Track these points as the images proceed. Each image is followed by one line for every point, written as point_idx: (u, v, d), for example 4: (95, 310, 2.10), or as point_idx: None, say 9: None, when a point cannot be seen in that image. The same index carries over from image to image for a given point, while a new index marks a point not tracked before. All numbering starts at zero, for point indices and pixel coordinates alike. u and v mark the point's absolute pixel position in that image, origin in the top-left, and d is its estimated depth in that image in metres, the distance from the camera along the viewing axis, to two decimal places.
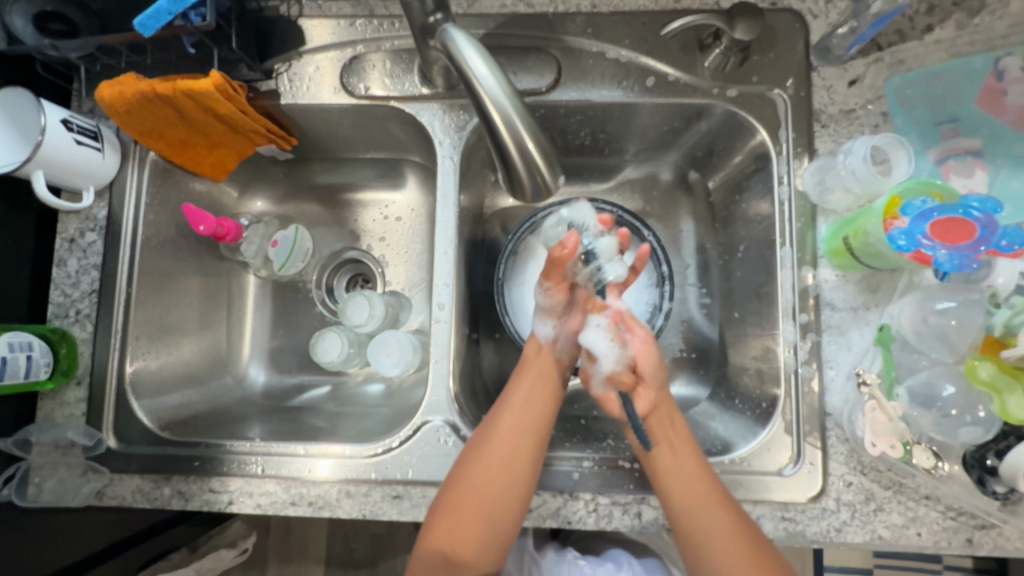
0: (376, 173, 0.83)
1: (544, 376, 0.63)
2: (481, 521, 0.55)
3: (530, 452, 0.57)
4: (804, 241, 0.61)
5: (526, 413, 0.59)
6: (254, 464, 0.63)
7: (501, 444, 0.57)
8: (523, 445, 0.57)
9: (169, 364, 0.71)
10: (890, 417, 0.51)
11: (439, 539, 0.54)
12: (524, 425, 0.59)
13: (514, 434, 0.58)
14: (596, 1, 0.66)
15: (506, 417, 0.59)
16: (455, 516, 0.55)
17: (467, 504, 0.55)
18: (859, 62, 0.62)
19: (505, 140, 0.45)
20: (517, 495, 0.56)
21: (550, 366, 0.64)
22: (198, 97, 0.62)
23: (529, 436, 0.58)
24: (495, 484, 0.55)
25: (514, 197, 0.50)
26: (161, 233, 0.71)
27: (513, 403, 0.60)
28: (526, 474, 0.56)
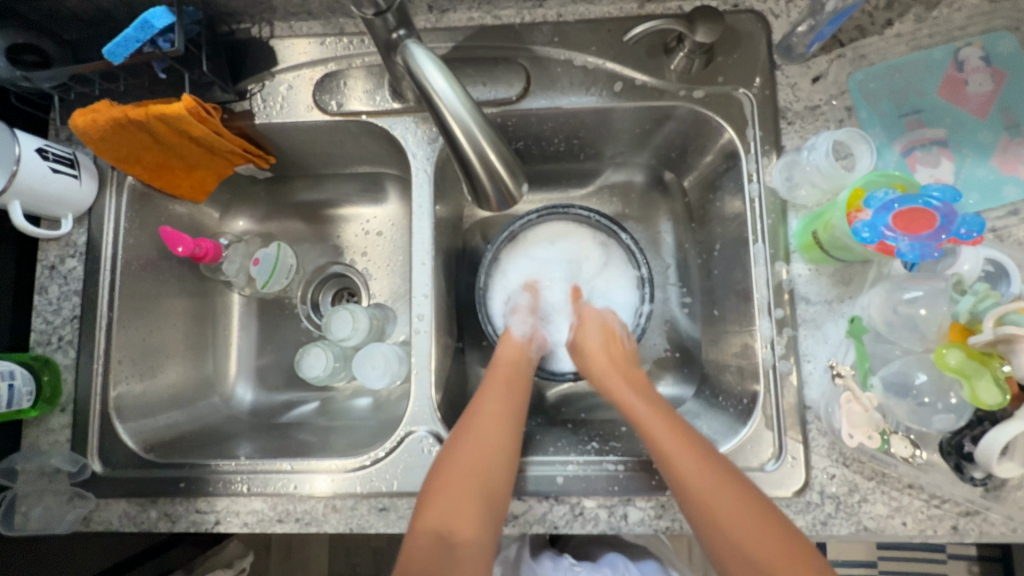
0: (357, 188, 0.84)
1: (512, 363, 0.67)
2: (472, 493, 0.54)
3: (512, 427, 0.60)
4: (775, 237, 0.61)
5: (506, 397, 0.62)
6: (240, 482, 0.63)
7: (482, 421, 0.59)
8: (503, 420, 0.60)
9: (154, 387, 0.72)
10: (866, 407, 0.51)
11: (434, 516, 0.52)
12: (500, 403, 0.61)
13: (493, 412, 0.60)
14: (562, 10, 0.67)
15: (486, 398, 0.62)
16: (444, 491, 0.54)
17: (454, 475, 0.55)
18: (822, 59, 0.63)
19: (467, 153, 0.47)
20: (501, 466, 0.56)
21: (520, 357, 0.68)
22: (171, 121, 0.63)
23: (509, 414, 0.61)
24: (483, 456, 0.56)
25: (480, 207, 0.52)
26: (141, 256, 0.71)
27: (490, 390, 0.63)
28: (506, 445, 0.58)
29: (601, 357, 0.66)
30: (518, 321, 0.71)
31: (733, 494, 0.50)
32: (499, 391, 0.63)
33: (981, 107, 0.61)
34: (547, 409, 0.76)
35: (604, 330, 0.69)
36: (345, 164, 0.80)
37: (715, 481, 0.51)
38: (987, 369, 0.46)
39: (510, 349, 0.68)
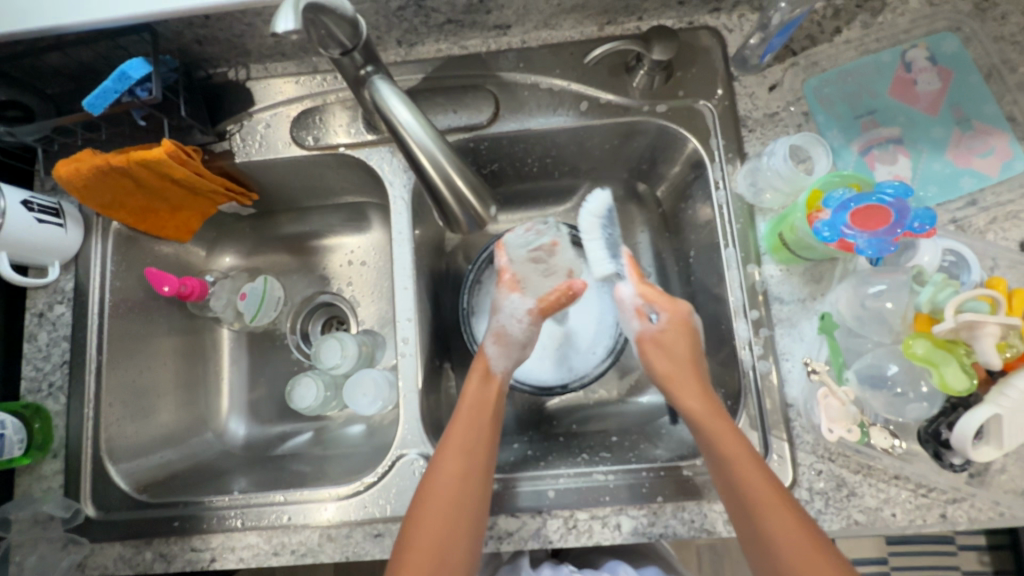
0: (341, 218, 0.86)
1: (479, 407, 0.60)
2: (445, 564, 0.52)
3: (476, 488, 0.55)
4: (745, 241, 0.63)
5: (471, 452, 0.57)
6: (234, 517, 0.63)
7: (445, 486, 0.55)
8: (470, 481, 0.55)
9: (146, 427, 0.72)
10: (843, 402, 0.52)
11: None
12: (468, 459, 0.56)
13: (459, 472, 0.55)
14: (526, 37, 0.70)
15: (449, 454, 0.57)
16: (413, 562, 0.51)
17: (420, 549, 0.52)
18: (776, 68, 0.66)
19: (435, 180, 0.48)
20: (468, 531, 0.53)
21: (489, 395, 0.61)
22: (153, 166, 0.64)
23: (472, 472, 0.56)
24: (442, 523, 0.53)
25: (451, 230, 0.53)
26: (129, 298, 0.72)
27: (455, 444, 0.57)
28: (475, 507, 0.55)
29: (666, 365, 0.60)
30: (489, 346, 0.65)
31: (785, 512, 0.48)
32: (469, 440, 0.58)
33: (931, 105, 0.64)
34: (539, 424, 0.76)
35: (693, 340, 0.61)
36: (328, 196, 0.82)
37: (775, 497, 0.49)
38: (953, 356, 0.47)
39: (483, 388, 0.62)
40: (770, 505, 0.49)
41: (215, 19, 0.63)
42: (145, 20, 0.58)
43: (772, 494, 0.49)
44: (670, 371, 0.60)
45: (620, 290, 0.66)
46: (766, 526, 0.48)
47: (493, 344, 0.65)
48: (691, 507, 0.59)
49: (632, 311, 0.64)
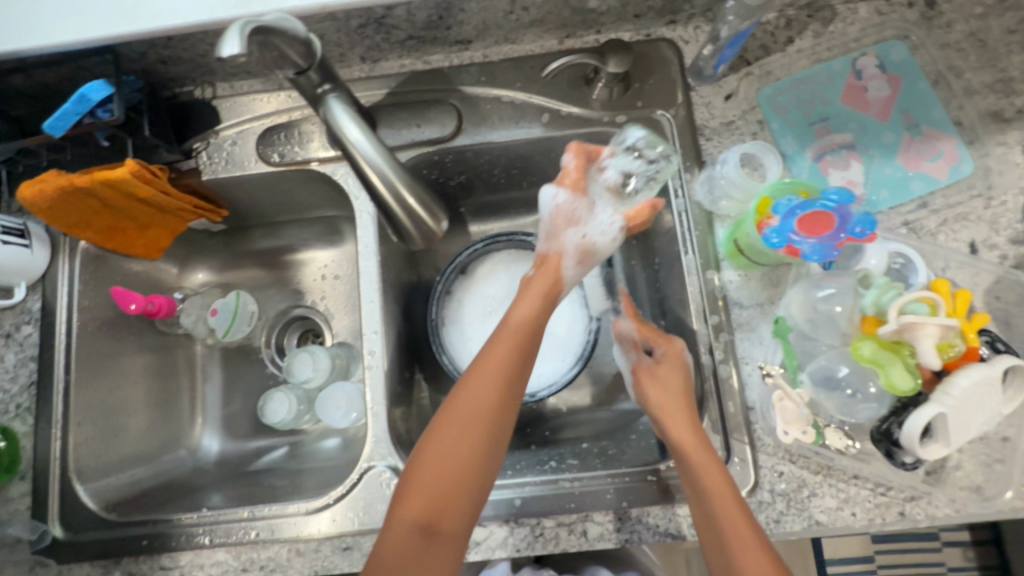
0: (313, 232, 0.86)
1: (525, 329, 0.58)
2: (455, 488, 0.51)
3: (507, 413, 0.55)
4: (704, 247, 0.64)
5: (509, 374, 0.55)
6: (203, 534, 0.63)
7: (476, 406, 0.53)
8: (491, 410, 0.54)
9: (117, 446, 0.72)
10: (797, 404, 0.54)
11: (413, 508, 0.50)
12: (493, 390, 0.54)
13: (480, 402, 0.54)
14: (487, 51, 0.71)
15: (473, 382, 0.54)
16: (422, 485, 0.51)
17: (430, 474, 0.51)
18: (731, 78, 0.68)
19: (383, 196, 0.48)
20: (481, 463, 0.52)
21: (536, 315, 0.60)
22: (117, 185, 0.65)
23: (508, 397, 0.55)
24: (469, 443, 0.52)
25: (407, 245, 0.52)
26: (97, 317, 0.72)
27: (482, 373, 0.55)
28: (491, 440, 0.53)
29: (659, 396, 0.61)
30: (570, 262, 0.64)
31: (761, 559, 0.48)
32: (499, 370, 0.55)
33: (882, 110, 0.66)
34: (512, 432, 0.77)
35: (683, 375, 0.61)
36: (299, 210, 0.83)
37: (753, 542, 0.49)
38: (898, 357, 0.48)
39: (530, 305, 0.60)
40: (746, 546, 0.48)
41: (177, 40, 0.64)
42: (91, 45, 0.58)
43: (750, 539, 0.49)
44: (664, 402, 0.59)
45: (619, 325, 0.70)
46: (741, 564, 0.48)
47: (575, 260, 0.65)
48: (656, 511, 0.60)
49: (630, 344, 0.68)
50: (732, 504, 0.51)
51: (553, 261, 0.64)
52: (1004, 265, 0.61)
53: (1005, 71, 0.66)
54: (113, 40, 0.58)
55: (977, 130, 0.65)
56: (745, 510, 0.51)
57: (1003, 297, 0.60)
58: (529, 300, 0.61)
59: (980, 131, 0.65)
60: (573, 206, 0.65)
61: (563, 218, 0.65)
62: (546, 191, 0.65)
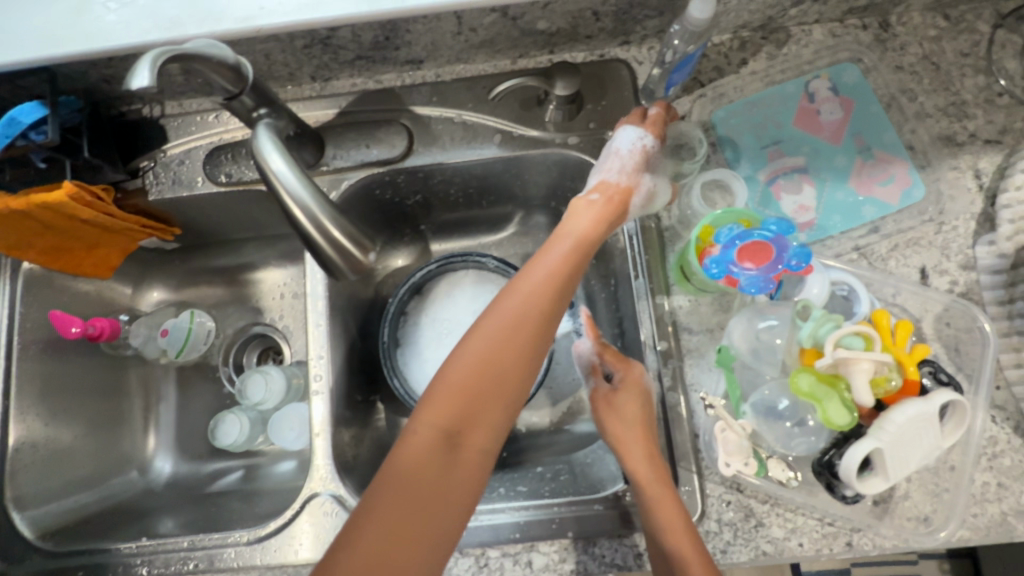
0: (272, 249, 0.85)
1: (577, 245, 0.56)
2: (488, 398, 0.48)
3: (547, 333, 0.52)
4: (653, 271, 0.64)
5: (556, 288, 0.53)
6: (141, 564, 0.61)
7: (518, 315, 0.50)
8: (533, 327, 0.51)
9: (60, 471, 0.70)
10: (739, 435, 0.53)
11: (441, 413, 0.47)
12: (541, 303, 0.51)
13: (524, 314, 0.51)
14: (440, 72, 0.70)
15: (520, 291, 0.52)
16: (453, 389, 0.48)
17: (463, 377, 0.48)
18: (684, 99, 0.67)
19: (307, 228, 0.46)
20: (518, 375, 0.49)
21: (590, 233, 0.57)
22: (54, 208, 0.63)
23: (550, 315, 0.52)
24: (508, 352, 0.49)
25: (337, 280, 0.50)
26: (40, 337, 0.71)
27: (529, 287, 0.52)
28: (532, 353, 0.51)
29: (617, 426, 0.58)
30: (637, 200, 0.62)
31: None
32: (547, 286, 0.52)
33: (834, 134, 0.66)
34: None
35: (642, 402, 0.58)
36: (256, 229, 0.82)
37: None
38: (835, 391, 0.47)
39: (588, 223, 0.58)
40: None
41: (117, 60, 0.63)
42: (17, 67, 0.56)
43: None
44: (622, 435, 0.57)
45: (578, 346, 0.66)
46: None
47: (640, 200, 0.62)
48: (603, 542, 0.59)
49: (590, 368, 0.64)
50: (689, 546, 0.50)
51: (624, 190, 0.60)
52: (953, 293, 0.61)
53: (958, 94, 0.66)
54: (42, 63, 0.56)
55: (930, 153, 0.64)
56: (700, 547, 0.51)
57: (953, 323, 0.59)
58: (582, 218, 0.58)
59: (931, 156, 0.64)
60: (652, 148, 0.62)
61: (642, 159, 0.61)
62: (631, 129, 0.62)
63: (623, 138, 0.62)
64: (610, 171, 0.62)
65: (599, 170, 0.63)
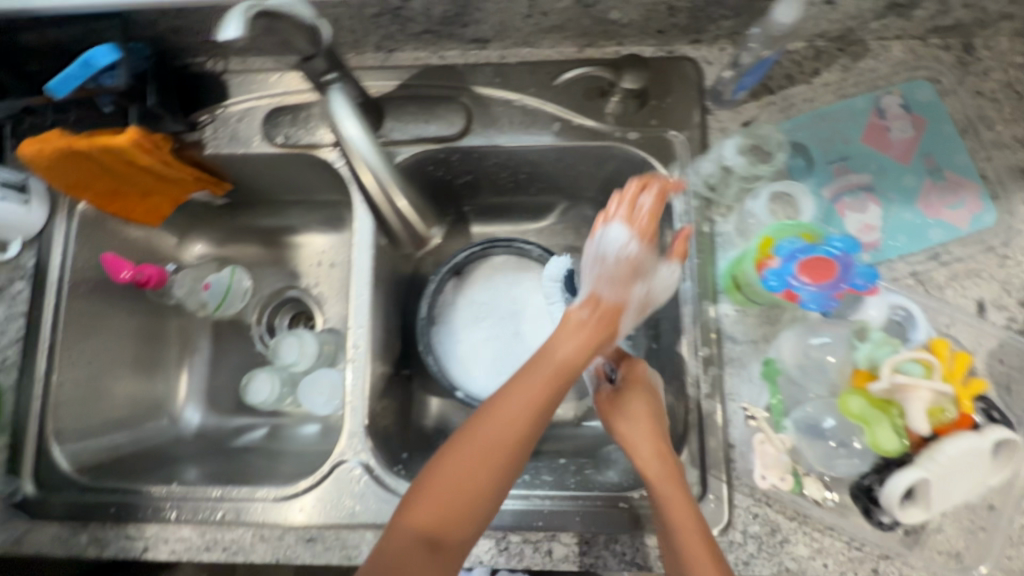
0: (314, 214, 0.86)
1: (563, 367, 0.49)
2: (466, 508, 0.46)
3: (533, 440, 0.49)
4: (702, 276, 0.63)
5: (543, 401, 0.48)
6: (170, 509, 0.63)
7: (501, 432, 0.47)
8: (516, 440, 0.47)
9: (99, 409, 0.72)
10: (778, 449, 0.55)
11: (421, 520, 0.46)
12: (514, 431, 0.47)
13: (506, 431, 0.47)
14: (505, 53, 0.69)
15: (507, 404, 0.48)
16: (432, 498, 0.46)
17: (442, 491, 0.46)
18: (751, 105, 0.65)
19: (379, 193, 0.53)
20: (499, 484, 0.47)
21: (576, 352, 0.49)
22: (117, 152, 0.64)
23: (536, 426, 0.48)
24: (489, 466, 0.47)
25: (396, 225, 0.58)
26: (89, 279, 0.72)
27: (506, 412, 0.48)
28: (515, 460, 0.48)
29: (624, 427, 0.57)
30: (630, 315, 0.53)
31: None
32: (526, 409, 0.47)
33: (904, 153, 0.64)
34: None
35: (650, 398, 0.59)
36: (301, 192, 0.82)
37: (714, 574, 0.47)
38: (885, 416, 0.48)
39: (574, 348, 0.49)
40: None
41: (189, 12, 0.63)
42: (95, 9, 0.57)
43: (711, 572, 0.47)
44: (630, 434, 0.56)
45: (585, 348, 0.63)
46: None
47: (635, 314, 0.54)
48: (624, 539, 0.59)
49: (592, 371, 0.62)
50: (700, 544, 0.49)
51: (616, 309, 0.52)
52: (1010, 329, 0.59)
53: None
54: (119, 8, 0.57)
55: (1002, 184, 0.62)
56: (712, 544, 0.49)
57: (1006, 361, 0.58)
58: (568, 339, 0.50)
59: (1003, 186, 0.62)
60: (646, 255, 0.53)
61: (634, 269, 0.53)
62: (616, 231, 0.53)
63: (611, 244, 0.53)
64: (600, 284, 0.52)
65: (587, 276, 0.53)
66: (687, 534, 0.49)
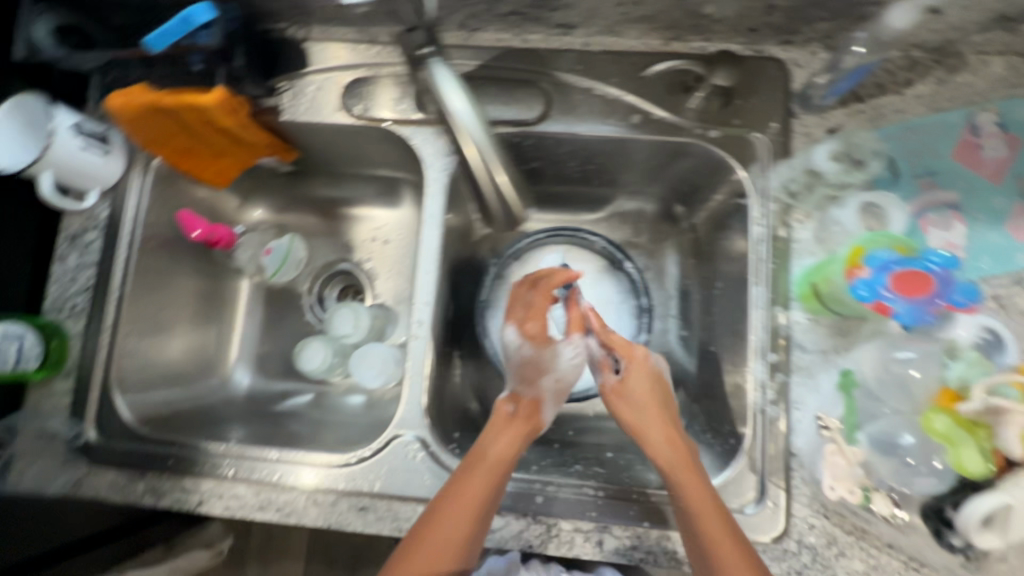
0: (372, 188, 0.85)
1: (497, 461, 0.55)
2: None
3: (483, 525, 0.52)
4: (777, 282, 0.62)
5: (488, 489, 0.53)
6: (227, 466, 0.64)
7: (451, 522, 0.50)
8: (467, 528, 0.50)
9: (158, 362, 0.73)
10: (849, 461, 0.53)
11: None
12: (467, 523, 0.51)
13: (457, 521, 0.50)
14: (588, 40, 0.69)
15: (456, 493, 0.52)
16: None
17: None
18: (839, 112, 0.64)
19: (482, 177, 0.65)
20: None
21: (508, 445, 0.57)
22: (200, 111, 0.64)
23: (484, 513, 0.52)
24: (443, 558, 0.49)
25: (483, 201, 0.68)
26: (159, 235, 0.73)
27: (469, 493, 0.52)
28: (468, 547, 0.50)
29: (632, 416, 0.59)
30: (547, 407, 0.63)
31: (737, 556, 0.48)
32: (479, 495, 0.52)
33: (995, 173, 0.62)
34: None
35: (655, 381, 0.61)
36: (365, 166, 0.82)
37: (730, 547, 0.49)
38: (972, 438, 0.47)
39: (502, 442, 0.57)
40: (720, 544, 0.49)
41: None
42: None
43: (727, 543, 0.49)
44: (638, 421, 0.58)
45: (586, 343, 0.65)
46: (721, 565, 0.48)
47: (551, 403, 0.63)
48: (676, 538, 0.59)
49: (597, 364, 0.64)
50: (714, 518, 0.50)
51: (531, 403, 0.62)
52: None
53: None
54: None
55: None
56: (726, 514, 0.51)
57: None
58: (497, 435, 0.58)
59: None
60: (542, 352, 0.64)
61: (535, 364, 0.63)
62: (513, 333, 0.65)
63: (511, 345, 0.65)
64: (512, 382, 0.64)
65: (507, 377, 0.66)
66: (701, 509, 0.51)
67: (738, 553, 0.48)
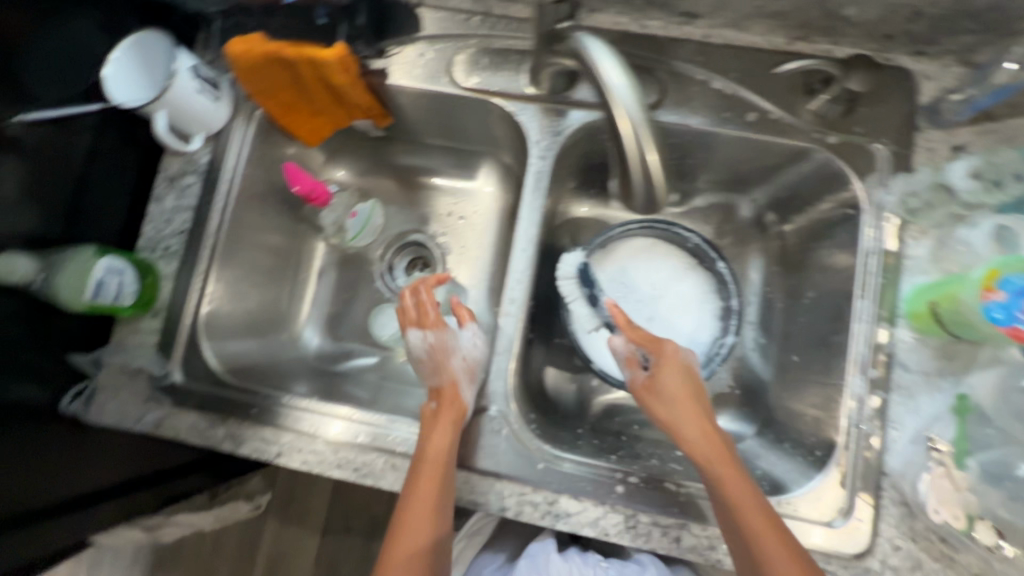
0: (457, 163, 0.85)
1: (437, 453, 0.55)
2: None
3: (444, 513, 0.53)
4: (883, 297, 0.61)
5: (436, 485, 0.54)
6: (308, 421, 0.65)
7: (412, 522, 0.52)
8: (427, 523, 0.52)
9: (238, 311, 0.74)
10: (957, 486, 0.51)
11: None
12: (429, 516, 0.52)
13: (415, 520, 0.52)
14: (709, 32, 0.67)
15: (413, 493, 0.53)
16: None
17: None
18: (967, 130, 0.62)
19: (629, 152, 0.47)
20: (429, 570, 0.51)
21: (444, 431, 0.57)
22: (316, 65, 0.64)
23: (439, 505, 0.53)
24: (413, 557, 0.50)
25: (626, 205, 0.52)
26: (254, 186, 0.74)
27: (423, 487, 0.53)
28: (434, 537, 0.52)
29: (666, 412, 0.55)
30: (465, 384, 0.61)
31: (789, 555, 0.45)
32: (429, 491, 0.53)
33: None
34: (602, 419, 0.75)
35: (687, 374, 0.57)
36: (455, 138, 0.81)
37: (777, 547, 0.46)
38: None
39: (439, 432, 0.56)
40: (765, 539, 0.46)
41: None
42: None
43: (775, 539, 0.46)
44: (670, 416, 0.55)
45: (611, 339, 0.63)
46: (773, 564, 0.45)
47: (467, 381, 0.62)
48: None
49: (624, 360, 0.61)
50: (756, 514, 0.48)
51: (451, 388, 0.60)
52: None
53: None
54: None
55: None
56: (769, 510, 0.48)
57: None
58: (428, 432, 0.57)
59: None
60: (439, 339, 0.62)
61: (441, 350, 0.62)
62: (414, 334, 0.63)
63: (416, 345, 0.63)
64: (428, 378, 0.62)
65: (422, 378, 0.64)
66: (738, 495, 0.49)
67: (785, 552, 0.46)
